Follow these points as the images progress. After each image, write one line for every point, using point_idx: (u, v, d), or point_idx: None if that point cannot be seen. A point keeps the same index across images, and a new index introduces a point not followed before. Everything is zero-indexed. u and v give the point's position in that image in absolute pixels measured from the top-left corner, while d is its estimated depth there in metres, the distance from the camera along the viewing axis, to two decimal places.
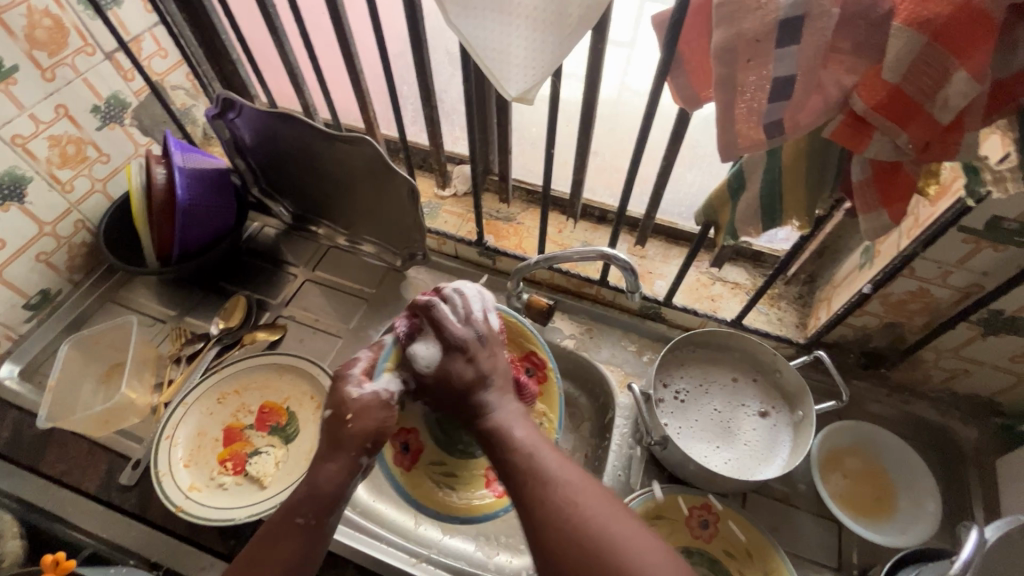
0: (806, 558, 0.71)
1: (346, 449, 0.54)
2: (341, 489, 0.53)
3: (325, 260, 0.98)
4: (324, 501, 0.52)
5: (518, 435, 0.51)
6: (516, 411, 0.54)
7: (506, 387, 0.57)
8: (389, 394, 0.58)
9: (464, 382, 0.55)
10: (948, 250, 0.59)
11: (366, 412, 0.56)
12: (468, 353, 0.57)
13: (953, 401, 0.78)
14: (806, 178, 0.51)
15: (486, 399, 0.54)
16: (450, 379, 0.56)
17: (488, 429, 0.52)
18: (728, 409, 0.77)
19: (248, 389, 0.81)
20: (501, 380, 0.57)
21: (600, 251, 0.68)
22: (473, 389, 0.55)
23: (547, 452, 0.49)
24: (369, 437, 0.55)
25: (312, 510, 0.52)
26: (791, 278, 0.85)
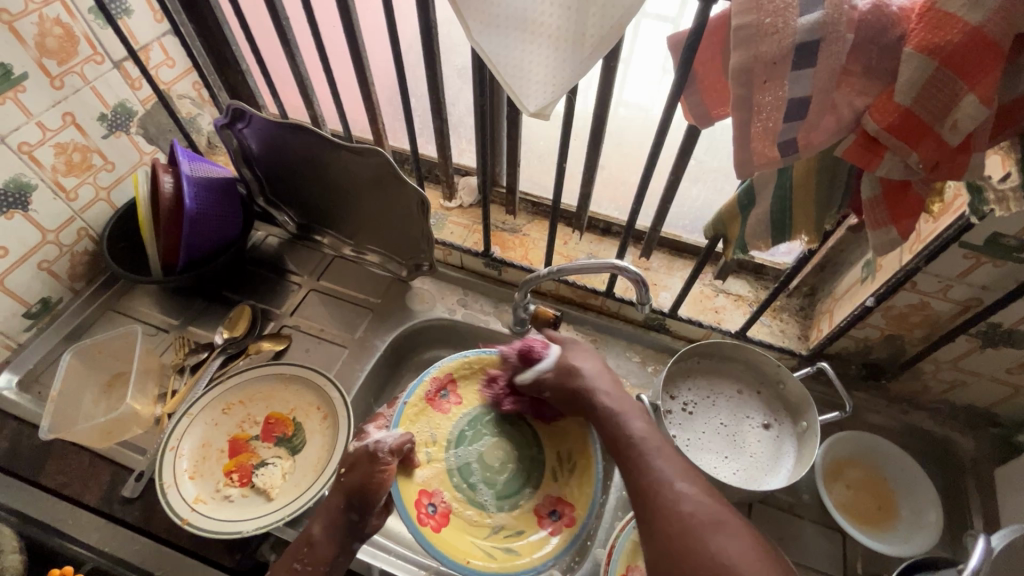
0: (812, 567, 0.72)
1: (334, 498, 0.61)
2: (336, 539, 0.59)
3: (330, 270, 0.98)
4: (323, 545, 0.58)
5: (636, 429, 0.57)
6: (632, 404, 0.62)
7: (615, 388, 0.64)
8: (379, 448, 0.64)
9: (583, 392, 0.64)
10: (948, 265, 0.61)
11: (354, 469, 0.62)
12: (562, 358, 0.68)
13: (951, 412, 0.80)
14: (816, 195, 0.53)
15: (625, 414, 0.59)
16: (563, 378, 0.66)
17: (611, 419, 0.60)
18: (732, 420, 0.78)
19: (253, 400, 0.80)
20: (608, 376, 0.65)
21: (611, 263, 0.69)
22: (580, 387, 0.64)
23: (669, 449, 0.54)
24: (355, 494, 0.60)
25: (312, 552, 0.57)
26: (792, 291, 0.86)
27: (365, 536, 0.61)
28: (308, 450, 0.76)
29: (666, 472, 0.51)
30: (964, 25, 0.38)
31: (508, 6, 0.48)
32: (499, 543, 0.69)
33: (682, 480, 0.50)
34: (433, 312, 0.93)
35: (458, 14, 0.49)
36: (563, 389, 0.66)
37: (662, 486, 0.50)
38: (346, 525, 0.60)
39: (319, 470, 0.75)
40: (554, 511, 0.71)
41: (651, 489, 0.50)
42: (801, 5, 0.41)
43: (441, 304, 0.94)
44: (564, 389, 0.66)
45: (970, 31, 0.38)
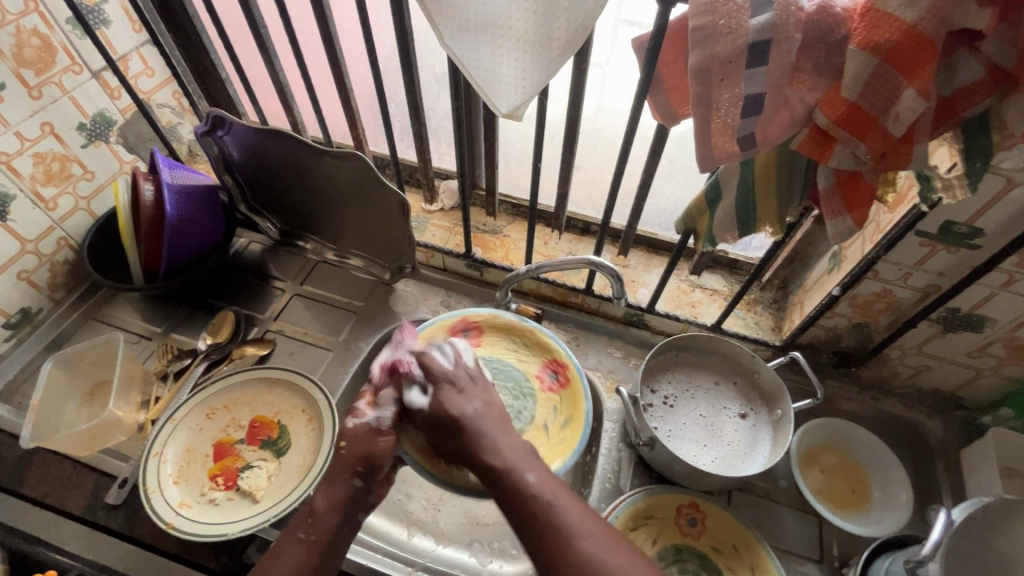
0: (789, 551, 0.74)
1: (337, 472, 0.60)
2: (340, 509, 0.58)
3: (313, 275, 0.99)
4: (326, 515, 0.57)
5: (531, 482, 0.50)
6: (518, 446, 0.54)
7: (495, 417, 0.57)
8: (382, 422, 0.62)
9: (458, 417, 0.56)
10: (907, 253, 0.63)
11: (356, 441, 0.61)
12: (438, 398, 0.58)
13: (918, 397, 0.83)
14: (777, 188, 0.56)
15: (487, 440, 0.54)
16: (440, 418, 0.57)
17: (498, 471, 0.51)
18: (709, 411, 0.80)
19: (237, 404, 0.80)
20: (488, 416, 0.57)
21: (587, 259, 0.71)
22: (461, 424, 0.56)
23: (564, 500, 0.49)
24: (360, 464, 0.59)
25: (316, 523, 0.57)
26: (765, 284, 0.89)
27: (370, 506, 0.60)
28: (294, 452, 0.77)
29: (569, 527, 0.46)
30: (901, 23, 0.40)
31: (477, 11, 0.49)
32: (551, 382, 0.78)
33: (585, 534, 0.46)
34: (416, 313, 0.94)
35: (429, 19, 0.51)
36: (448, 435, 0.57)
37: (565, 541, 0.46)
38: (349, 494, 0.59)
39: (305, 471, 0.75)
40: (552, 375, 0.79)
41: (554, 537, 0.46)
42: (753, 6, 0.44)
43: (424, 305, 0.95)
44: (450, 437, 0.56)
45: (906, 29, 0.40)
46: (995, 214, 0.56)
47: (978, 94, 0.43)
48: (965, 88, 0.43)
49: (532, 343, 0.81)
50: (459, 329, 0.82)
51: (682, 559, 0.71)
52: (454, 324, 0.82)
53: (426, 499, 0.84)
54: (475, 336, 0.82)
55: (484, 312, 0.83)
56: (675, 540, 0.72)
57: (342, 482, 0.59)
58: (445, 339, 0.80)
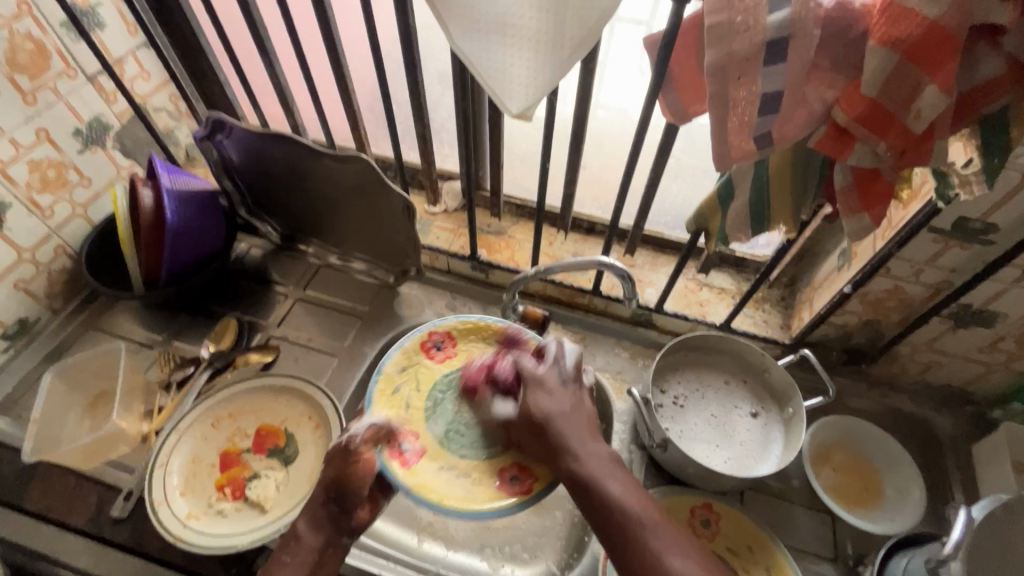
0: (804, 550, 0.73)
1: (313, 492, 0.61)
2: (321, 528, 0.59)
3: (316, 279, 0.97)
4: (307, 536, 0.58)
5: (614, 494, 0.48)
6: (602, 453, 0.52)
7: (585, 426, 0.55)
8: (350, 440, 0.64)
9: (543, 421, 0.55)
10: (919, 250, 0.63)
11: (327, 465, 0.62)
12: (535, 402, 0.57)
13: (928, 393, 0.83)
14: (791, 186, 0.55)
15: (574, 448, 0.53)
16: (529, 423, 0.57)
17: (584, 480, 0.50)
18: (720, 411, 0.80)
19: (242, 412, 0.79)
20: (574, 423, 0.55)
21: (596, 261, 0.71)
22: (545, 429, 0.55)
23: (652, 515, 0.47)
24: (332, 486, 0.60)
25: (297, 546, 0.57)
26: (773, 282, 0.88)
27: (355, 528, 0.60)
28: (302, 460, 0.76)
29: (654, 545, 0.45)
30: (922, 19, 0.40)
31: (488, 10, 0.48)
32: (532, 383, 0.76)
33: (678, 551, 0.45)
34: (422, 316, 0.93)
35: (438, 19, 0.50)
36: (537, 438, 0.56)
37: (648, 556, 0.45)
38: (327, 518, 0.59)
39: (314, 479, 0.74)
40: None
41: (637, 552, 0.45)
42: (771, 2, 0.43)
43: (429, 308, 0.94)
44: (539, 443, 0.56)
45: (929, 24, 0.40)
46: (1009, 209, 0.56)
47: (998, 90, 0.43)
48: (986, 83, 0.43)
49: (501, 343, 0.79)
50: (431, 346, 0.78)
51: None
52: (422, 340, 0.78)
53: None
54: (447, 348, 0.79)
55: (449, 320, 0.80)
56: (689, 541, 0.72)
57: (319, 505, 0.60)
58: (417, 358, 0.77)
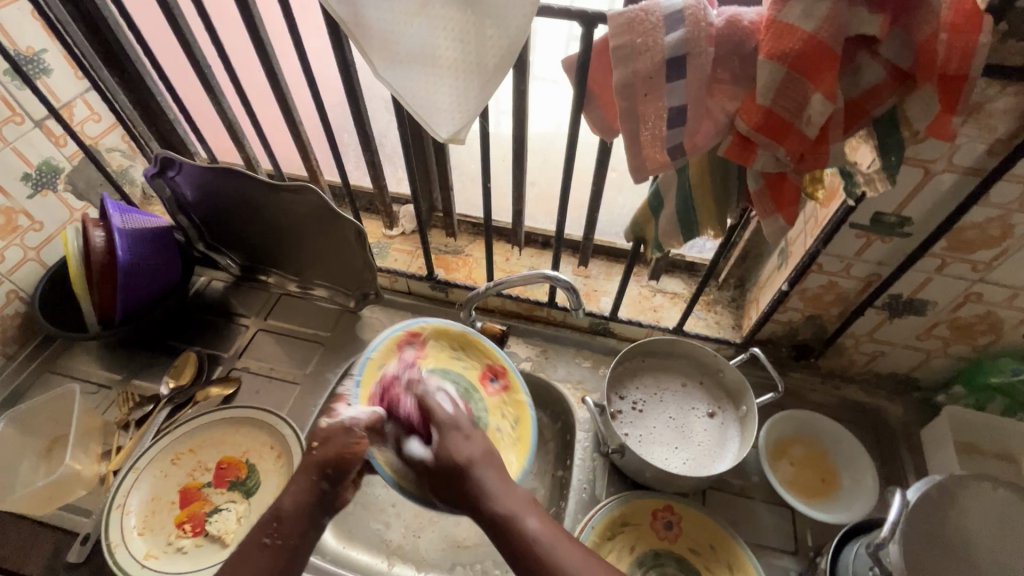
0: (766, 545, 0.75)
1: (304, 472, 0.54)
2: (307, 513, 0.52)
3: (277, 308, 0.98)
4: (292, 521, 0.51)
5: (533, 529, 0.47)
6: (519, 493, 0.50)
7: (497, 465, 0.52)
8: (355, 423, 0.58)
9: (464, 465, 0.51)
10: (845, 245, 0.66)
11: (331, 439, 0.56)
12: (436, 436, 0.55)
13: (877, 383, 0.86)
14: (713, 192, 0.57)
15: (485, 488, 0.49)
16: (444, 468, 0.52)
17: (498, 520, 0.48)
18: (677, 413, 0.81)
19: (203, 447, 0.79)
20: (490, 464, 0.52)
21: (543, 274, 0.72)
22: (467, 486, 0.50)
23: (563, 548, 0.46)
24: (331, 464, 0.54)
25: (282, 528, 0.51)
26: (722, 284, 0.90)
27: (336, 510, 0.54)
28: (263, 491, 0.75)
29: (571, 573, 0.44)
30: (802, 34, 0.43)
31: (408, 42, 0.51)
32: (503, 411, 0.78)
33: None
34: None
35: (362, 53, 0.53)
36: (449, 485, 0.51)
37: None
38: (318, 498, 0.53)
39: None
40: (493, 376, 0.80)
41: None
42: (667, 24, 0.46)
43: None
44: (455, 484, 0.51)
45: (808, 38, 0.43)
46: (919, 202, 0.59)
47: (882, 94, 0.46)
48: (870, 89, 0.46)
49: (472, 351, 0.81)
50: (404, 343, 0.77)
51: (661, 564, 0.72)
52: (399, 339, 0.77)
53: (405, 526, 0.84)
54: (419, 349, 0.78)
55: (428, 323, 0.80)
56: (654, 544, 0.73)
57: (310, 484, 0.54)
58: (395, 357, 0.75)
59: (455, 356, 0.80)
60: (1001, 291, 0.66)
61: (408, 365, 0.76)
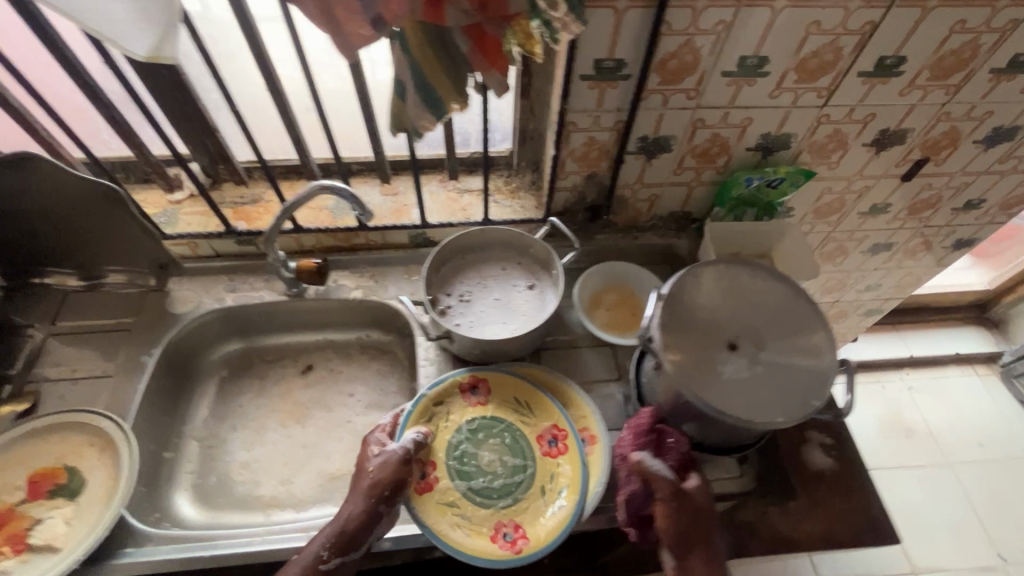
0: (596, 380, 0.85)
1: (362, 499, 0.66)
2: (688, 511, 0.62)
3: (67, 308, 0.88)
4: (691, 504, 0.62)
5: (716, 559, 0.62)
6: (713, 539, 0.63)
7: (696, 501, 0.63)
8: (408, 450, 0.70)
9: (696, 496, 0.63)
10: (584, 98, 0.73)
11: (694, 498, 0.63)
12: (699, 488, 0.63)
13: (664, 224, 0.98)
14: (440, 64, 0.59)
15: (698, 514, 0.62)
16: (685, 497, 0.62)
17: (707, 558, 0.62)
18: (502, 294, 0.88)
19: (6, 467, 0.71)
20: (690, 506, 0.62)
21: (318, 185, 0.73)
22: (699, 507, 0.63)
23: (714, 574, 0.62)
24: (680, 519, 0.61)
25: (685, 503, 0.62)
26: (519, 170, 0.97)
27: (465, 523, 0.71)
28: (90, 486, 0.71)
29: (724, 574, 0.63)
30: None
31: None
32: (507, 489, 0.75)
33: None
34: (200, 309, 0.89)
35: None
36: (693, 512, 0.62)
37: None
38: (680, 511, 0.62)
39: (109, 496, 0.70)
40: (552, 438, 0.78)
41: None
42: None
43: (207, 297, 0.90)
44: (712, 567, 0.62)
45: None
46: (623, 44, 0.67)
47: None
48: None
49: (537, 406, 0.80)
50: (466, 389, 0.81)
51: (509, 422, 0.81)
52: (462, 382, 0.81)
53: (275, 478, 0.85)
54: (483, 394, 0.81)
55: (492, 371, 0.82)
56: (508, 421, 0.80)
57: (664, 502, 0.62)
58: (457, 401, 0.80)
59: (518, 410, 0.81)
60: (715, 112, 0.78)
61: (555, 463, 0.76)
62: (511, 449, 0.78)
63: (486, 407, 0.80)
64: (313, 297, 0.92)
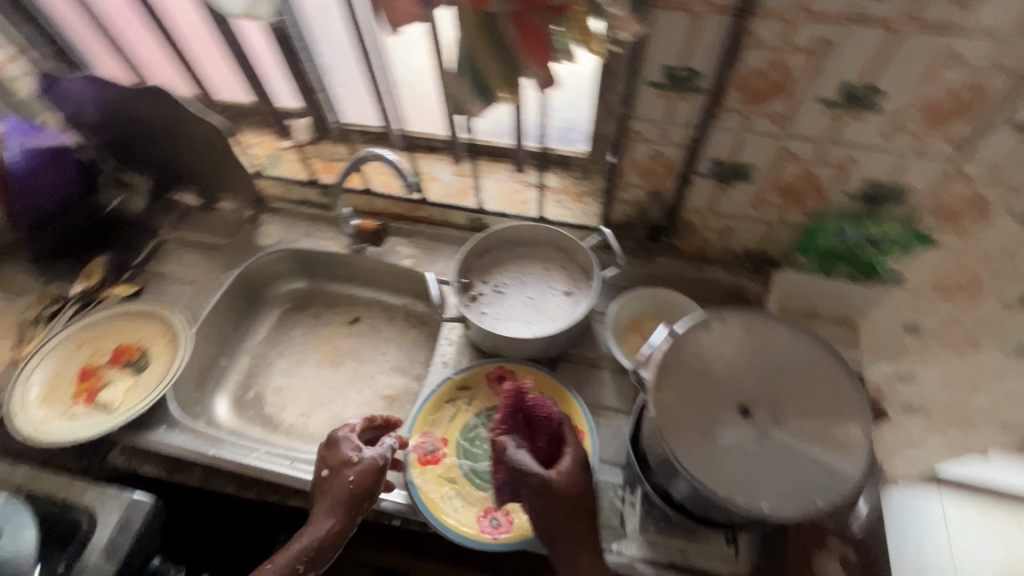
0: (607, 407, 0.80)
1: (344, 507, 0.66)
2: (557, 500, 0.61)
3: (185, 221, 1.05)
4: (560, 494, 0.61)
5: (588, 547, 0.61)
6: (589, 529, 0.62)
7: (567, 491, 0.61)
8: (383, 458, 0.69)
9: (567, 485, 0.62)
10: (650, 107, 0.69)
11: (564, 484, 0.61)
12: (568, 469, 0.63)
13: (735, 260, 0.88)
14: (488, 49, 0.57)
15: (574, 506, 0.61)
16: (553, 486, 0.61)
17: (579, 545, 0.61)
18: (535, 293, 0.86)
19: (103, 335, 0.89)
20: (556, 495, 0.61)
21: (371, 152, 0.80)
22: (568, 497, 0.61)
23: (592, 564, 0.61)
24: (546, 506, 0.61)
25: (553, 495, 0.61)
26: (591, 174, 0.94)
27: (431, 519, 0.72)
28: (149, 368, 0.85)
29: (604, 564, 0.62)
30: None
31: None
32: None
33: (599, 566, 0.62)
34: (279, 244, 1.01)
35: None
36: (560, 500, 0.61)
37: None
38: (550, 501, 0.61)
39: (159, 380, 0.83)
40: None
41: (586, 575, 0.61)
42: None
43: (286, 236, 1.01)
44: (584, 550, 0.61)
45: None
46: (698, 51, 0.61)
47: None
48: None
49: (560, 406, 0.78)
50: (494, 377, 0.81)
51: None
52: (491, 370, 0.81)
53: (298, 407, 0.94)
54: (510, 384, 0.81)
55: (520, 362, 0.82)
56: None
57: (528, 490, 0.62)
58: (482, 385, 0.81)
59: None
60: (807, 144, 0.67)
61: None
62: None
63: None
64: (370, 256, 0.98)
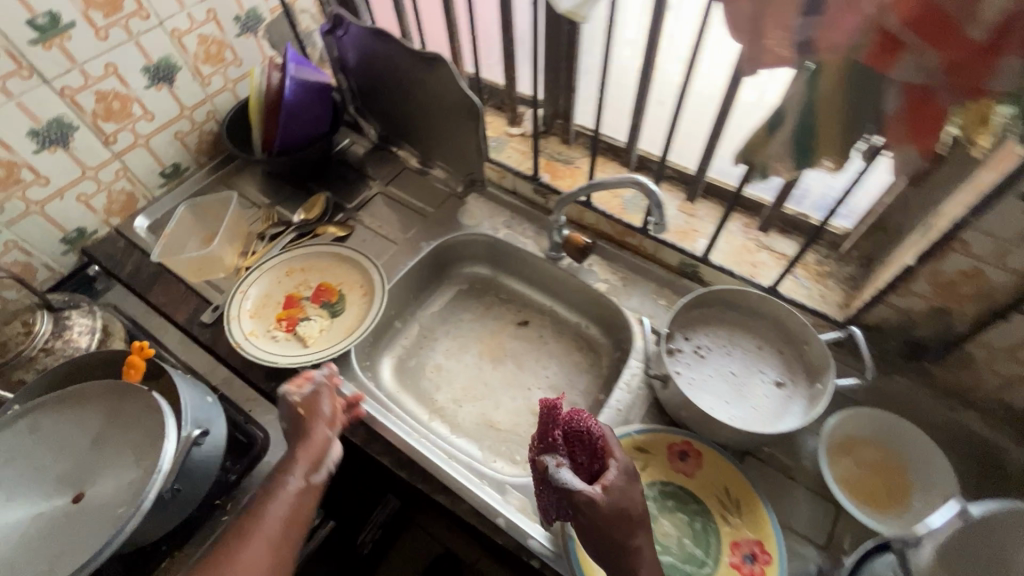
0: (794, 530, 0.69)
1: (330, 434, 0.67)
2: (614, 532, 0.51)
3: (399, 178, 1.08)
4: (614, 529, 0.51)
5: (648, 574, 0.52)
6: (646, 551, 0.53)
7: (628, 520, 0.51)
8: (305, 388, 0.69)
9: (626, 515, 0.52)
10: (1001, 220, 0.55)
11: (623, 512, 0.51)
12: (614, 482, 0.52)
13: (1006, 416, 0.70)
14: (846, 108, 0.46)
15: (631, 531, 0.52)
16: (609, 518, 0.51)
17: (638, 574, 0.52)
18: (740, 371, 0.76)
19: (311, 269, 0.95)
20: (614, 528, 0.51)
21: (632, 177, 0.72)
22: (625, 526, 0.51)
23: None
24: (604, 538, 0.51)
25: (608, 530, 0.51)
26: (843, 256, 0.81)
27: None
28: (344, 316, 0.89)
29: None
30: None
31: None
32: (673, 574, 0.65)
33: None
34: (479, 228, 1.00)
35: None
36: (618, 530, 0.51)
37: None
38: (606, 533, 0.51)
39: (350, 331, 0.88)
40: (751, 555, 0.65)
41: None
42: None
43: (487, 222, 1.01)
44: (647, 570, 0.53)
45: None
46: None
47: None
48: None
49: (747, 512, 0.68)
50: (676, 450, 0.73)
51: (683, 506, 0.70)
52: (675, 442, 0.73)
53: (452, 393, 0.94)
54: (692, 464, 0.72)
55: (708, 444, 0.72)
56: (706, 508, 0.70)
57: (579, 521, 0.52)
58: (661, 454, 0.73)
59: (722, 504, 0.70)
60: None
61: None
62: (695, 534, 0.68)
63: (689, 481, 0.72)
64: (564, 268, 0.94)
